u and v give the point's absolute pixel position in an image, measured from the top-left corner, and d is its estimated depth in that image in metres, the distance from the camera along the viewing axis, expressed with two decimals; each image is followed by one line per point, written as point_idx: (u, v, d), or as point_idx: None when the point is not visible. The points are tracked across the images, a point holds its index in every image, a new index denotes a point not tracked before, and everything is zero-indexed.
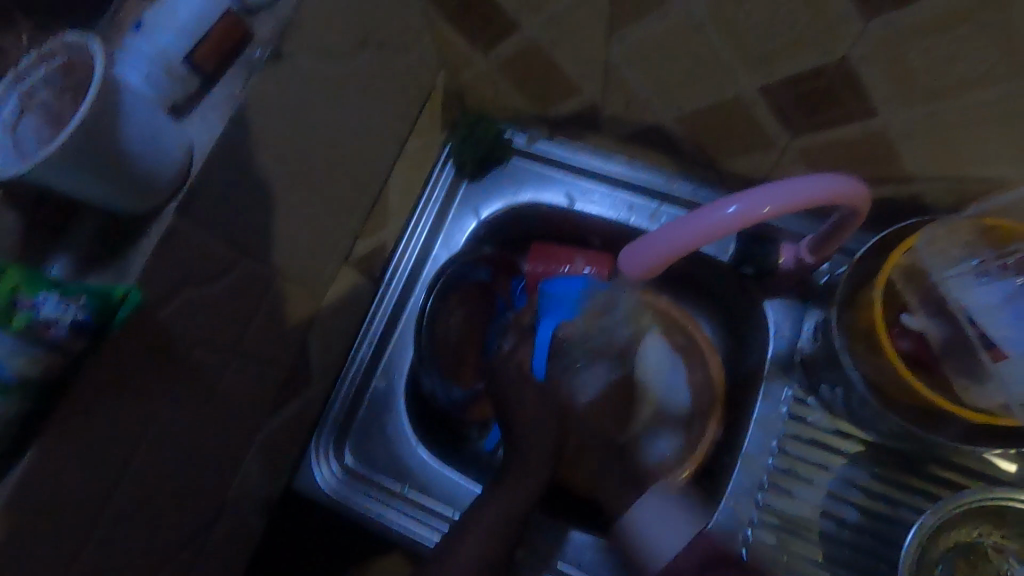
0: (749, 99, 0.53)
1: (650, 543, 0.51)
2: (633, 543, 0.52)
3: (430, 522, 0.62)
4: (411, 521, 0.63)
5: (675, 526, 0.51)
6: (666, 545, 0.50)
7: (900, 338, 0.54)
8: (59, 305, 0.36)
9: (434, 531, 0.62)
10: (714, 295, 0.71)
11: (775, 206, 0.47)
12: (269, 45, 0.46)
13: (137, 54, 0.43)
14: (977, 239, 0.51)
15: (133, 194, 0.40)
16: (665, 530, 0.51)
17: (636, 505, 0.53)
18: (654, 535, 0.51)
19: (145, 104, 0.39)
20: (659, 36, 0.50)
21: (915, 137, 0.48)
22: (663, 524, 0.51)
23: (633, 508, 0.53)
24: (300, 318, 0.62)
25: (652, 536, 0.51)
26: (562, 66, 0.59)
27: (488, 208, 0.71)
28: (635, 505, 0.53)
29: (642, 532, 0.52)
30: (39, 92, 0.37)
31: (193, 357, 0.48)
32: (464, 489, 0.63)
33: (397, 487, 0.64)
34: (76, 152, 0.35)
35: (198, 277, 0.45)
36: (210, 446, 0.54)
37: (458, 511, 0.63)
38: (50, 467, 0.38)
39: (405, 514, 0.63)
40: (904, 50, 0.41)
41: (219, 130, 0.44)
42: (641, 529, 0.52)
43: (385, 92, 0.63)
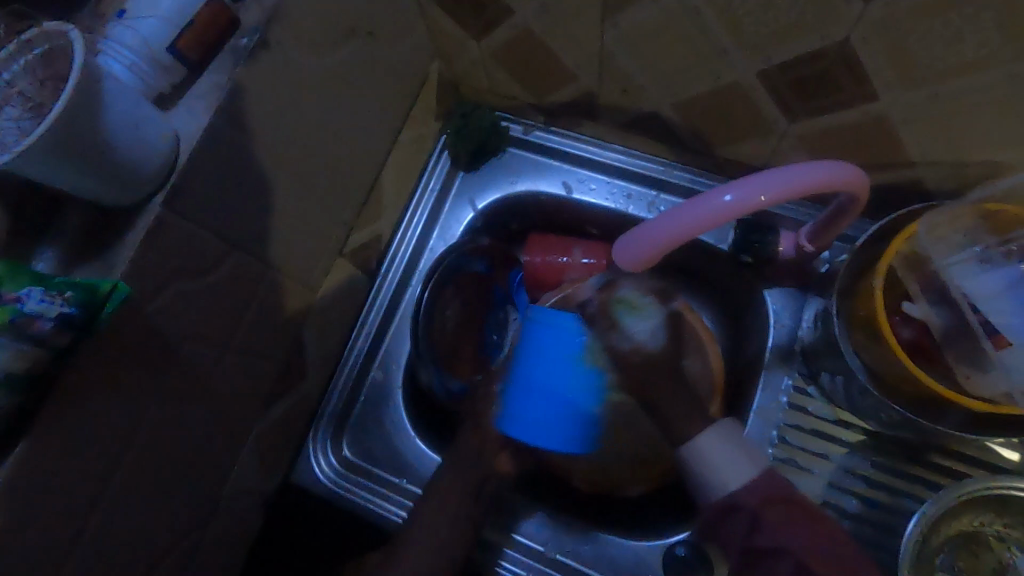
0: (746, 85, 0.52)
1: (716, 471, 0.45)
2: (698, 473, 0.45)
3: (395, 498, 0.63)
4: (380, 497, 0.63)
5: (743, 458, 0.45)
6: (733, 475, 0.45)
7: (902, 328, 0.53)
8: (44, 299, 0.35)
9: (399, 507, 0.63)
10: (713, 285, 0.70)
11: (772, 194, 0.46)
12: (256, 33, 0.46)
13: (118, 44, 0.42)
14: (978, 226, 0.50)
15: (118, 187, 0.39)
16: (734, 460, 0.45)
17: (703, 434, 0.45)
18: (721, 466, 0.45)
19: (129, 96, 0.39)
20: (653, 20, 0.49)
21: (916, 121, 0.47)
22: (733, 454, 0.45)
23: (699, 435, 0.45)
24: (294, 312, 0.61)
25: (718, 464, 0.45)
26: (557, 53, 0.58)
27: (484, 199, 0.70)
28: (700, 432, 0.45)
29: (710, 459, 0.45)
30: (20, 82, 0.36)
31: (185, 351, 0.47)
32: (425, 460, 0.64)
33: (394, 480, 0.64)
34: (59, 143, 0.34)
35: (189, 270, 0.45)
36: (205, 439, 0.54)
37: (420, 485, 0.63)
38: (40, 463, 0.38)
39: (380, 494, 0.63)
40: (904, 30, 0.40)
41: (205, 121, 0.44)
42: (709, 459, 0.45)
43: (377, 82, 0.62)
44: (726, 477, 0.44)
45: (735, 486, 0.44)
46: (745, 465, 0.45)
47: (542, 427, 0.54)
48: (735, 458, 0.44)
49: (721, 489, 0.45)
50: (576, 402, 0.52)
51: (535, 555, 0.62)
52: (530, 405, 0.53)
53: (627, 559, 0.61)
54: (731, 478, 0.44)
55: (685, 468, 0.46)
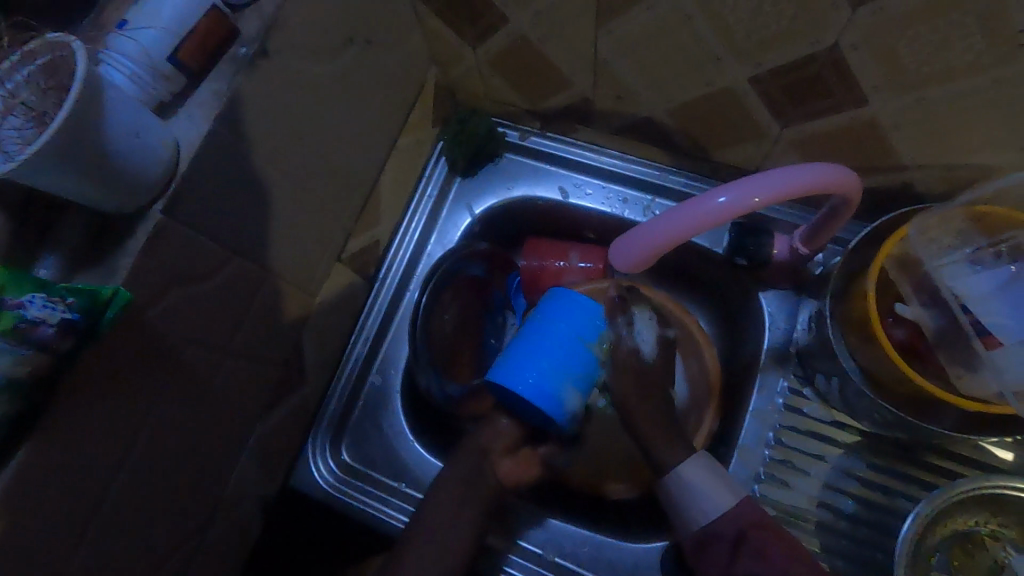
0: (739, 90, 0.52)
1: (694, 500, 0.48)
2: (678, 504, 0.49)
3: (394, 502, 0.63)
4: (379, 502, 0.63)
5: (720, 492, 0.48)
6: (709, 506, 0.48)
7: (895, 329, 0.55)
8: (46, 305, 0.36)
9: (399, 511, 0.63)
10: (709, 288, 0.71)
11: (766, 196, 0.46)
12: (255, 42, 0.46)
13: (121, 55, 0.43)
14: (969, 227, 0.51)
15: (119, 194, 0.39)
16: (711, 491, 0.48)
17: (682, 467, 0.49)
18: (699, 497, 0.48)
19: (130, 104, 0.40)
20: (647, 27, 0.50)
21: (905, 125, 0.48)
22: (710, 485, 0.48)
23: (679, 467, 0.50)
24: (294, 317, 0.62)
25: (695, 495, 0.48)
26: (552, 60, 0.59)
27: (481, 204, 0.71)
28: (680, 464, 0.50)
29: (689, 490, 0.49)
30: (23, 91, 0.36)
31: (185, 356, 0.48)
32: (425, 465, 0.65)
33: (394, 484, 0.64)
34: (62, 151, 0.35)
35: (189, 276, 0.45)
36: (205, 444, 0.54)
37: (420, 490, 0.63)
38: (41, 468, 0.38)
39: (380, 498, 0.64)
40: (892, 36, 0.41)
41: (205, 128, 0.44)
42: (687, 490, 0.49)
43: (375, 89, 0.63)
44: (702, 507, 0.48)
45: (711, 515, 0.48)
46: (721, 496, 0.48)
47: (533, 385, 0.51)
48: (708, 491, 0.48)
49: (699, 519, 0.48)
50: (572, 374, 0.52)
51: (534, 558, 0.63)
52: (527, 361, 0.52)
53: (626, 561, 0.61)
54: (708, 509, 0.48)
55: (668, 500, 0.50)
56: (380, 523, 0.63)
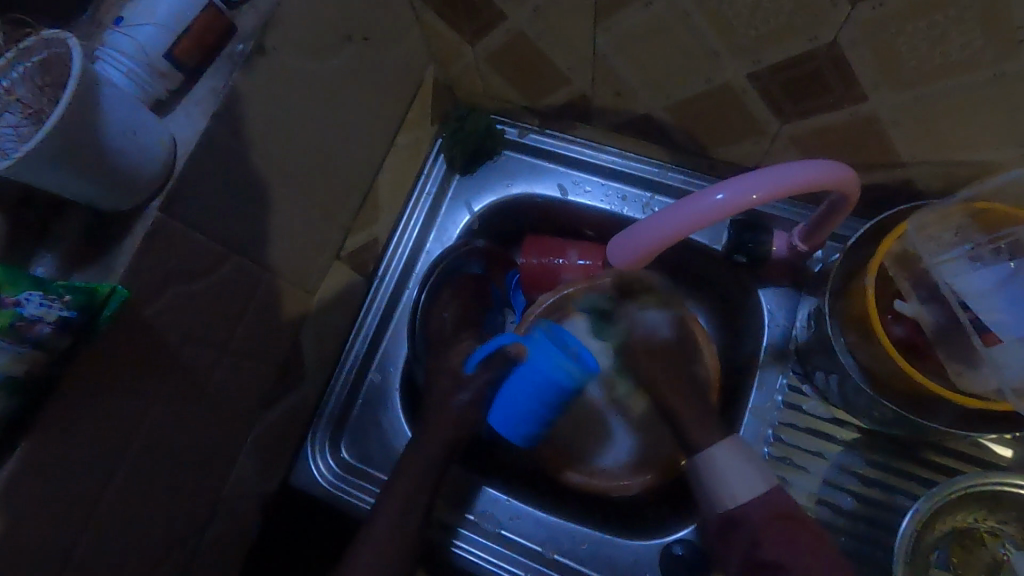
0: (738, 87, 0.52)
1: (725, 483, 0.51)
2: (708, 486, 0.51)
3: (364, 486, 0.64)
4: (350, 485, 0.64)
5: (753, 476, 0.51)
6: (742, 489, 0.50)
7: (893, 325, 0.54)
8: (43, 303, 0.36)
9: (366, 495, 0.64)
10: (709, 286, 0.71)
11: (763, 193, 0.46)
12: (252, 39, 0.46)
13: (116, 52, 0.42)
14: (969, 224, 0.51)
15: (116, 192, 0.39)
16: (745, 475, 0.51)
17: (719, 449, 0.52)
18: (732, 480, 0.51)
19: (127, 102, 0.39)
20: (645, 23, 0.49)
21: (905, 121, 0.48)
22: (747, 469, 0.51)
23: (714, 450, 0.52)
24: (293, 315, 0.62)
25: (728, 477, 0.51)
26: (551, 56, 0.59)
27: (480, 202, 0.71)
28: (715, 447, 0.52)
29: (720, 472, 0.51)
30: (19, 89, 0.36)
31: (184, 354, 0.48)
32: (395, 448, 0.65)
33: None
34: (59, 149, 0.35)
35: (187, 274, 0.45)
36: (204, 442, 0.54)
37: (387, 473, 0.64)
38: (40, 466, 0.38)
39: (351, 482, 0.64)
40: (890, 32, 0.40)
41: (203, 126, 0.44)
42: (719, 472, 0.51)
43: (374, 86, 0.63)
44: (734, 490, 0.50)
45: (743, 498, 0.50)
46: (755, 480, 0.50)
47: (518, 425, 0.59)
48: (743, 475, 0.50)
49: (728, 502, 0.50)
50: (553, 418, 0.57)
51: (534, 555, 0.63)
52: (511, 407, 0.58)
53: (624, 559, 0.61)
54: (739, 491, 0.50)
55: (698, 481, 0.53)
56: (346, 505, 0.64)
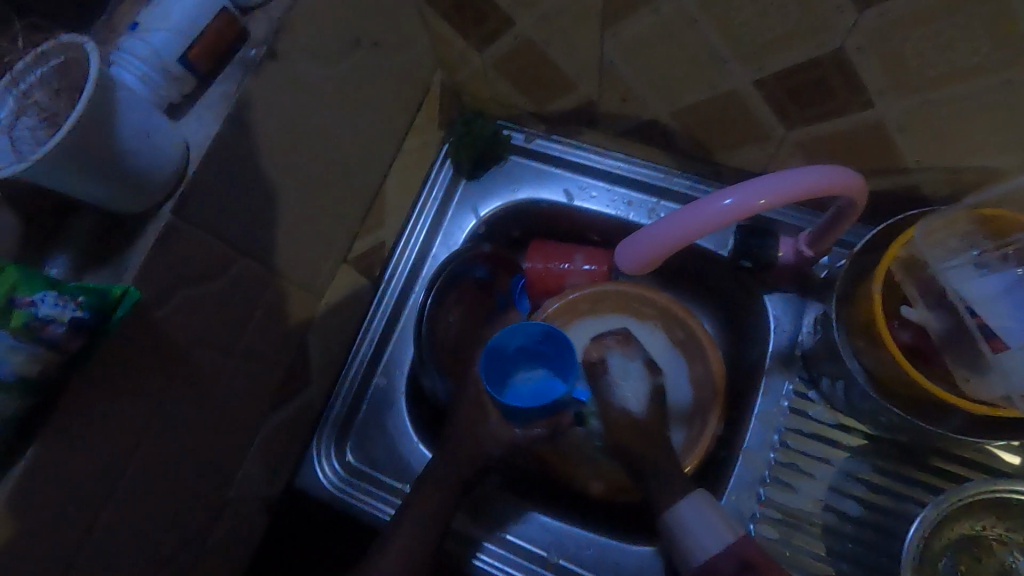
0: (743, 93, 0.53)
1: (693, 539, 0.51)
2: (678, 539, 0.52)
3: (382, 493, 0.64)
4: (371, 497, 0.64)
5: (718, 529, 0.51)
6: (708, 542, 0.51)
7: (901, 331, 0.54)
8: (57, 303, 0.36)
9: (386, 503, 0.63)
10: (713, 290, 0.71)
11: (771, 197, 0.46)
12: (264, 44, 0.47)
13: (130, 55, 0.42)
14: (976, 231, 0.51)
15: (129, 193, 0.40)
16: (710, 531, 0.51)
17: (680, 506, 0.53)
18: (704, 533, 0.51)
19: (141, 103, 0.40)
20: (652, 30, 0.50)
21: (912, 127, 0.48)
22: (708, 524, 0.51)
23: (677, 506, 0.53)
24: (299, 318, 0.62)
25: (697, 531, 0.51)
26: (557, 62, 0.59)
27: (486, 207, 0.71)
28: (676, 502, 0.53)
29: (687, 529, 0.52)
30: (36, 92, 0.37)
31: (193, 355, 0.48)
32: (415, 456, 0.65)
33: (402, 488, 0.64)
34: (75, 151, 0.35)
35: (198, 275, 0.46)
36: (210, 444, 0.54)
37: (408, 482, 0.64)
38: (49, 465, 0.38)
39: (372, 494, 0.64)
40: (897, 38, 0.41)
41: (214, 130, 0.44)
42: (689, 523, 0.52)
43: (382, 90, 0.63)
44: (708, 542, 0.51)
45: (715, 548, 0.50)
46: (722, 535, 0.51)
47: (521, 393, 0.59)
48: (707, 530, 0.51)
49: (700, 557, 0.51)
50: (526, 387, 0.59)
51: (538, 560, 0.62)
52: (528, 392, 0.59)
53: (629, 564, 0.61)
54: (710, 544, 0.51)
55: (668, 534, 0.53)
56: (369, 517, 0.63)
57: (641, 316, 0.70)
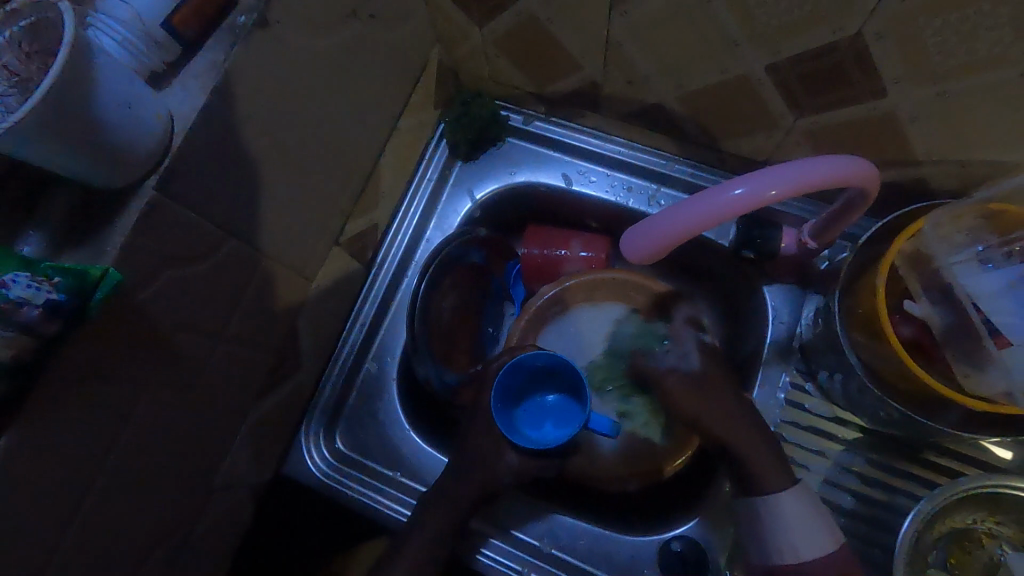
0: (754, 77, 0.51)
1: (785, 534, 0.50)
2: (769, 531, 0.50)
3: (391, 492, 0.62)
4: (377, 493, 0.62)
5: (821, 534, 0.49)
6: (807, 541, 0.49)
7: (902, 325, 0.54)
8: (31, 284, 0.34)
9: (400, 502, 0.62)
10: (712, 281, 0.70)
11: (783, 188, 0.45)
12: (254, 10, 0.44)
13: (109, 17, 0.40)
14: (980, 225, 0.51)
15: (109, 168, 0.37)
16: (808, 533, 0.49)
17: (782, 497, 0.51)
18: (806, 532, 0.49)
19: (121, 71, 0.37)
20: (663, 9, 0.48)
21: (924, 118, 0.47)
22: (809, 525, 0.49)
23: (780, 495, 0.51)
24: (290, 301, 0.60)
25: (793, 527, 0.50)
26: (561, 41, 0.57)
27: (482, 189, 0.69)
28: (779, 491, 0.51)
29: (784, 522, 0.50)
30: (4, 55, 0.34)
31: (179, 340, 0.46)
32: (424, 456, 0.64)
33: (416, 487, 0.63)
34: (49, 120, 0.33)
35: (184, 257, 0.43)
36: (195, 432, 0.52)
37: (426, 483, 0.63)
38: (24, 456, 0.36)
39: (378, 490, 0.62)
40: (918, 25, 0.39)
41: (200, 102, 0.42)
42: (784, 519, 0.50)
43: (378, 64, 0.61)
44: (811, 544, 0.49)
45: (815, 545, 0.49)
46: (823, 542, 0.49)
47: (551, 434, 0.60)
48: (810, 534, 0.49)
49: (791, 556, 0.49)
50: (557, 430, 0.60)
51: (532, 550, 0.62)
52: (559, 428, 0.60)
53: (624, 554, 0.61)
54: (806, 548, 0.49)
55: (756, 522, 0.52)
56: (375, 513, 0.62)
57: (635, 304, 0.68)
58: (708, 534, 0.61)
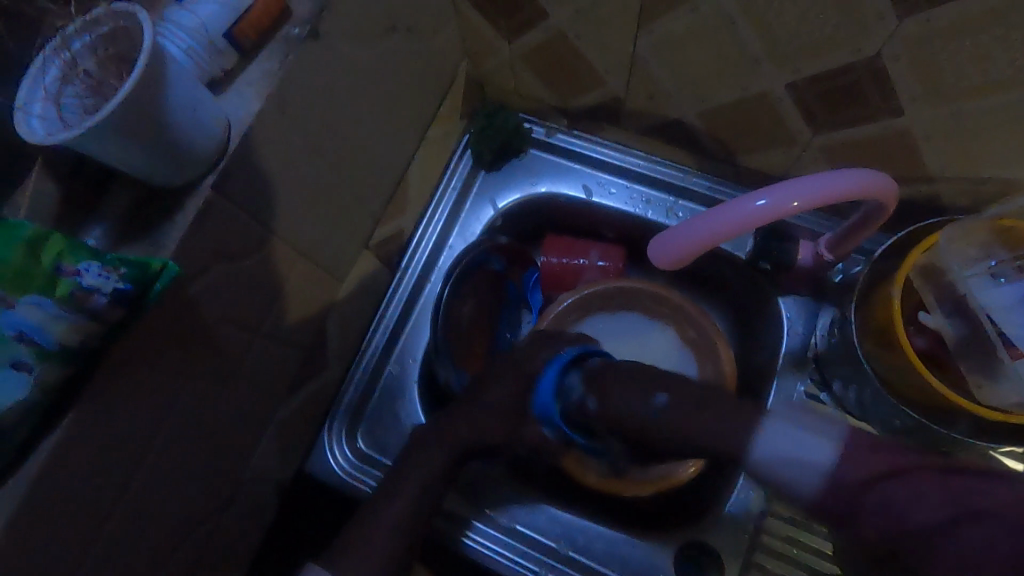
0: (774, 95, 0.53)
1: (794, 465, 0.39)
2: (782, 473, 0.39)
3: (365, 468, 0.64)
4: (350, 467, 0.64)
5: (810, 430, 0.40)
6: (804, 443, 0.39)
7: (916, 337, 0.55)
8: (101, 274, 0.36)
9: (368, 477, 0.63)
10: (727, 291, 0.72)
11: (805, 200, 0.47)
12: (307, 23, 0.46)
13: (176, 26, 0.42)
14: (993, 240, 0.52)
15: (172, 167, 0.39)
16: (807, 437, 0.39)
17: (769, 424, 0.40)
18: (789, 448, 0.39)
19: (188, 77, 0.39)
20: (688, 29, 0.50)
21: (938, 137, 0.49)
22: (805, 436, 0.39)
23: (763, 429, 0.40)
24: (319, 301, 0.62)
25: (794, 450, 0.39)
26: (587, 57, 0.59)
27: (505, 199, 0.71)
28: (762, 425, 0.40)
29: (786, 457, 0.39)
30: (84, 61, 0.36)
31: (220, 334, 0.48)
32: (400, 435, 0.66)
33: (386, 463, 0.64)
34: (125, 122, 0.35)
35: (230, 254, 0.45)
36: (228, 426, 0.54)
37: (390, 457, 0.64)
38: (79, 440, 0.38)
39: (351, 463, 0.64)
40: (935, 48, 0.41)
41: (256, 108, 0.44)
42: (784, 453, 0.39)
43: (411, 76, 0.63)
44: (798, 455, 0.39)
45: (814, 465, 0.38)
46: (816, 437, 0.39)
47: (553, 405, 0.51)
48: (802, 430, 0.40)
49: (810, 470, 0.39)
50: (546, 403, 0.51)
51: (548, 551, 0.63)
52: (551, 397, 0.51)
53: (640, 558, 0.62)
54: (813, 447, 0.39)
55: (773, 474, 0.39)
56: (345, 486, 0.64)
57: (650, 313, 0.70)
58: (722, 538, 0.62)
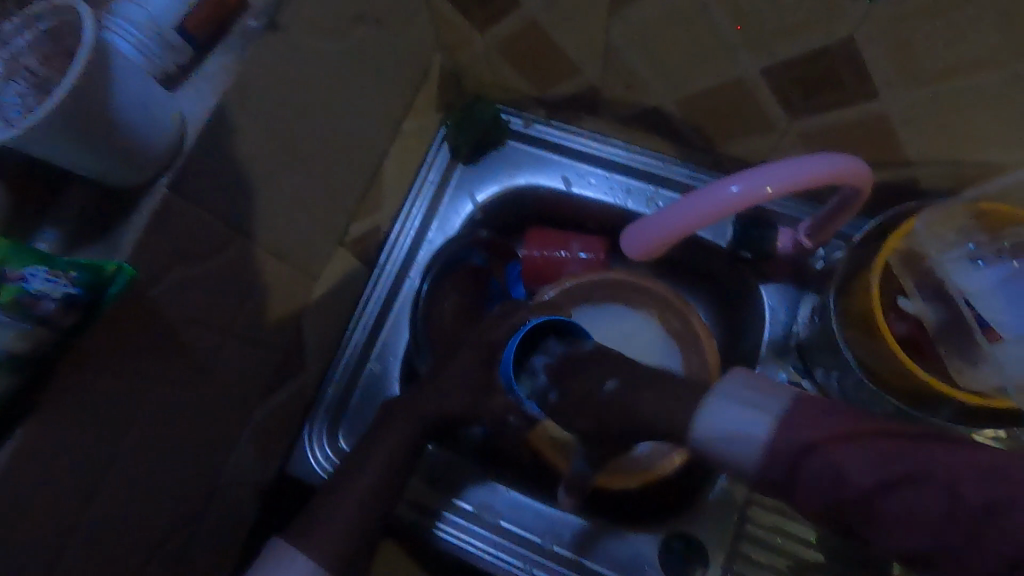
0: (749, 82, 0.52)
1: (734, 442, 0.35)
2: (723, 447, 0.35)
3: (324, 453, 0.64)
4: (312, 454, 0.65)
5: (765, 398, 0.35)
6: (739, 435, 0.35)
7: (896, 323, 0.54)
8: (48, 278, 0.34)
9: (326, 461, 0.64)
10: (710, 281, 0.71)
11: (777, 185, 0.46)
12: (264, 14, 0.45)
13: (123, 19, 0.40)
14: (972, 224, 0.52)
15: (124, 166, 0.38)
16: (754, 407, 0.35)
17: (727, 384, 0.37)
18: (731, 424, 0.35)
19: (137, 72, 0.38)
20: (661, 15, 0.49)
21: (915, 120, 0.48)
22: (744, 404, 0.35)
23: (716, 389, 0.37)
24: (295, 300, 0.61)
25: (728, 425, 0.35)
26: (560, 46, 0.58)
27: (483, 192, 0.70)
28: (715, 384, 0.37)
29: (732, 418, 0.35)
30: (26, 57, 0.35)
31: (188, 336, 0.47)
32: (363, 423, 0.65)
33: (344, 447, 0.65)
34: (68, 120, 0.34)
35: (193, 255, 0.44)
36: (201, 429, 0.53)
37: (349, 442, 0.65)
38: (37, 451, 0.37)
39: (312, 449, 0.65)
40: (907, 28, 0.41)
41: (212, 103, 0.42)
42: (731, 427, 0.35)
43: (383, 69, 0.62)
44: (734, 435, 0.35)
45: (757, 448, 0.34)
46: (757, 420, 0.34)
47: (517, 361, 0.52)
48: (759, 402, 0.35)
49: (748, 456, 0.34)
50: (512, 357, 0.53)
51: (532, 546, 0.62)
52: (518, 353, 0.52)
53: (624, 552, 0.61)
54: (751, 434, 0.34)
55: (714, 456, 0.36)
56: (305, 472, 0.64)
57: (633, 303, 0.69)
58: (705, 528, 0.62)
